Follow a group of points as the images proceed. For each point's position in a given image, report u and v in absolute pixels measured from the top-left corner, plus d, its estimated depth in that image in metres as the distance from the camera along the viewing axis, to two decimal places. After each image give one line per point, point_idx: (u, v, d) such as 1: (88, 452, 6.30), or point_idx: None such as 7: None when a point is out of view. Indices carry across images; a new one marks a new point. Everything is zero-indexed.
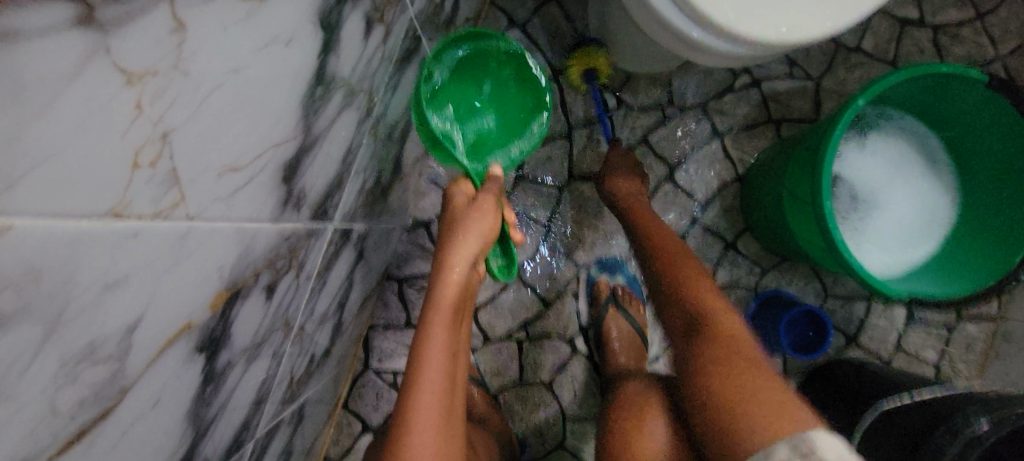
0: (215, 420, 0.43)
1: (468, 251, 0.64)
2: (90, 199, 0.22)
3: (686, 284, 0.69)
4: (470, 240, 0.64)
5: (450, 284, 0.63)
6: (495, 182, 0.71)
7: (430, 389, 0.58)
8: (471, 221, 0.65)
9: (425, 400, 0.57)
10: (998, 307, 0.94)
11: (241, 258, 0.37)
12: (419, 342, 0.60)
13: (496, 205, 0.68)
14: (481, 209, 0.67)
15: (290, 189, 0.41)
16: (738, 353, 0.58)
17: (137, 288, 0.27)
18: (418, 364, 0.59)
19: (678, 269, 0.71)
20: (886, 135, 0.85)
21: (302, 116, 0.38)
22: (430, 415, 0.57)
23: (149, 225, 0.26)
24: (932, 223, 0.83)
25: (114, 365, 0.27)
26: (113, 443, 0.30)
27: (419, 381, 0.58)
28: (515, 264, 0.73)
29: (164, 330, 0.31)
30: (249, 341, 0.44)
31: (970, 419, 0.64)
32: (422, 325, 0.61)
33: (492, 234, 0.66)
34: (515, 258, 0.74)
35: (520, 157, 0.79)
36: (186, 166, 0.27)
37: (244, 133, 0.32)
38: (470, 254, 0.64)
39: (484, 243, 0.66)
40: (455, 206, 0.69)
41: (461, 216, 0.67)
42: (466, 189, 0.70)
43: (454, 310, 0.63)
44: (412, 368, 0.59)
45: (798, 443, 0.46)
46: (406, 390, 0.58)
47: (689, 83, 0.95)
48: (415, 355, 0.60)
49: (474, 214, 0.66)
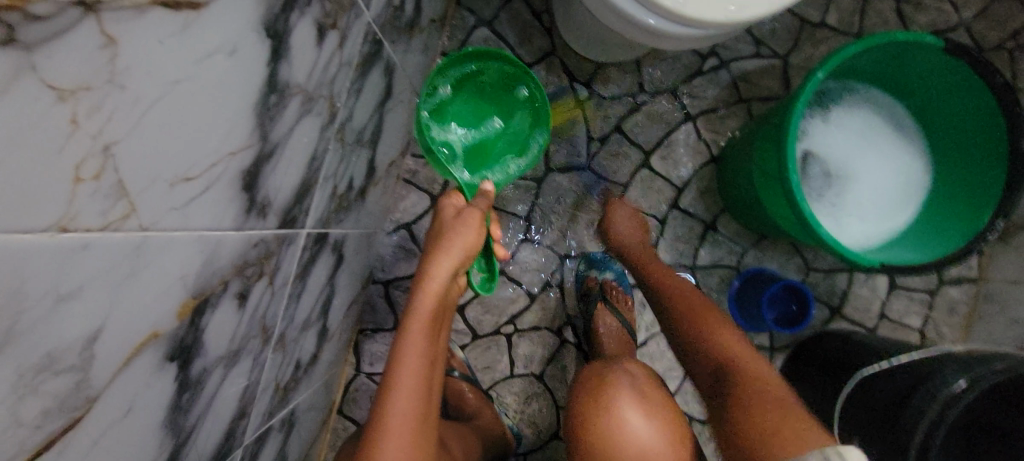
0: (197, 427, 0.44)
1: (448, 264, 0.64)
2: (32, 211, 0.23)
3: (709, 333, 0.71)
4: (454, 255, 0.65)
5: (428, 295, 0.64)
6: (484, 198, 0.71)
7: (405, 396, 0.60)
8: (455, 235, 0.66)
9: (398, 404, 0.59)
10: (978, 269, 0.95)
11: (207, 267, 0.38)
12: (396, 350, 0.62)
13: (481, 220, 0.67)
14: (465, 224, 0.67)
15: (252, 197, 0.42)
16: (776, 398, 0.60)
17: (94, 300, 0.28)
18: (394, 370, 0.61)
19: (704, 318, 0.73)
20: (852, 108, 0.86)
21: (257, 124, 0.39)
22: (404, 423, 0.59)
23: (99, 236, 0.27)
24: (905, 192, 0.84)
25: (78, 375, 0.28)
26: (86, 452, 0.31)
27: (394, 386, 0.60)
28: (495, 279, 0.73)
29: (128, 339, 0.32)
30: (224, 348, 0.45)
31: (948, 379, 0.65)
32: (399, 334, 0.62)
33: (475, 248, 0.66)
34: (497, 272, 0.74)
35: (518, 172, 0.81)
36: (133, 177, 0.28)
37: (194, 144, 0.32)
38: (450, 268, 0.64)
39: (467, 256, 0.66)
40: (444, 217, 0.70)
41: (447, 229, 0.67)
42: (456, 202, 0.71)
43: (432, 320, 0.64)
44: (389, 375, 0.60)
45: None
46: (381, 394, 0.60)
47: (658, 68, 0.96)
48: (392, 363, 0.61)
49: (459, 229, 0.66)
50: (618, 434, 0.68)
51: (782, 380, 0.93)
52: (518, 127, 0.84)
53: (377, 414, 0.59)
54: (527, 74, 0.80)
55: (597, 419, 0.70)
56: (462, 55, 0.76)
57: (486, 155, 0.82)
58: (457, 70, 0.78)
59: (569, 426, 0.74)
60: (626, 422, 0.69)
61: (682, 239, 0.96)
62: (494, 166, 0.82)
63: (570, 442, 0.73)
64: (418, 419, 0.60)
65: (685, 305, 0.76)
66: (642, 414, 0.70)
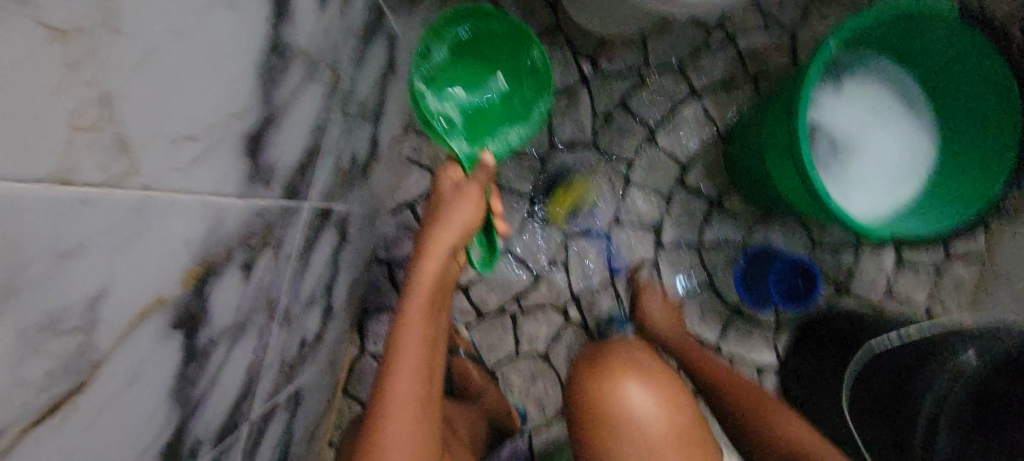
0: (203, 400, 0.43)
1: (449, 242, 0.65)
2: (27, 159, 0.22)
3: (768, 423, 0.73)
4: (453, 230, 0.65)
5: (427, 272, 0.64)
6: (484, 171, 0.70)
7: (408, 374, 0.58)
8: (455, 209, 0.66)
9: (400, 381, 0.58)
10: (985, 244, 0.94)
11: (211, 233, 0.37)
12: (397, 325, 0.61)
13: (481, 195, 0.68)
14: (465, 198, 0.67)
15: (255, 163, 0.41)
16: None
17: (97, 259, 0.27)
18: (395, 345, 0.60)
19: (758, 409, 0.75)
20: (858, 79, 0.84)
21: (259, 87, 0.38)
22: (406, 402, 0.58)
23: (100, 192, 0.26)
24: (910, 166, 0.83)
25: (82, 337, 0.27)
26: (92, 419, 0.30)
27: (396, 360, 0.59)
28: (496, 255, 0.74)
29: (132, 303, 0.31)
30: (230, 320, 0.44)
31: (957, 349, 0.67)
32: (399, 309, 0.62)
33: (476, 221, 0.67)
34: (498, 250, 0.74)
35: (520, 140, 0.81)
36: (133, 131, 0.27)
37: (196, 102, 0.31)
38: (449, 244, 0.65)
39: (466, 233, 0.67)
40: (442, 192, 0.70)
41: (446, 204, 0.67)
42: (454, 175, 0.71)
43: (432, 295, 0.64)
44: (391, 351, 0.60)
45: None
46: (383, 369, 0.59)
47: (663, 43, 0.95)
48: (393, 340, 0.60)
49: (459, 204, 0.66)
50: (616, 404, 0.68)
51: (789, 358, 0.93)
52: (519, 93, 0.83)
53: (378, 389, 0.58)
54: (532, 37, 0.77)
55: (595, 391, 0.70)
56: (460, 14, 0.74)
57: (485, 122, 0.81)
58: (454, 31, 0.75)
59: (567, 402, 0.74)
60: (626, 393, 0.68)
61: (687, 217, 0.96)
62: (494, 134, 0.81)
63: (568, 420, 0.73)
64: (421, 396, 0.59)
65: (731, 388, 0.79)
66: (642, 386, 0.69)
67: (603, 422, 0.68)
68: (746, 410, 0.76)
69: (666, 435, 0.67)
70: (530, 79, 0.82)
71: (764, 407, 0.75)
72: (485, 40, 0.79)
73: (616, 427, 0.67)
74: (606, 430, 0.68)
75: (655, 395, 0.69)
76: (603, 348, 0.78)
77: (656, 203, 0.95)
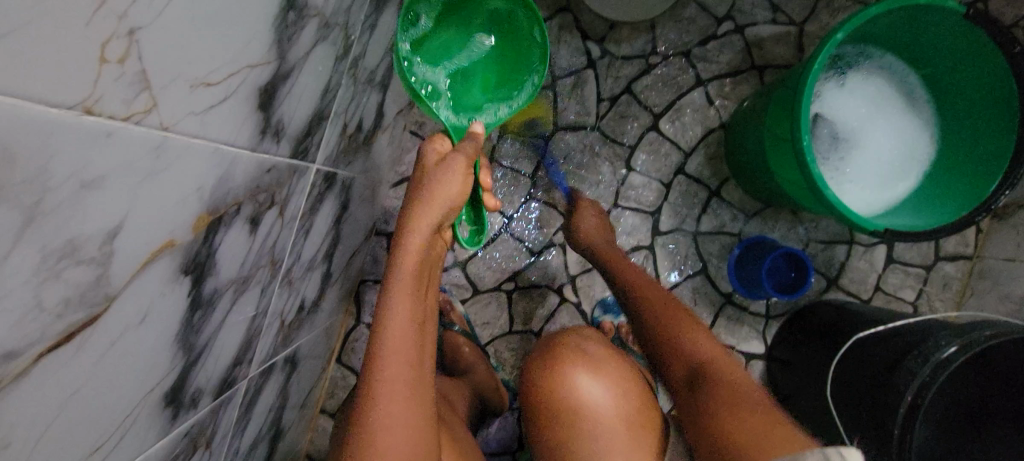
0: (207, 350, 0.44)
1: (430, 216, 0.62)
2: (57, 85, 0.22)
3: (686, 339, 0.67)
4: (437, 207, 0.62)
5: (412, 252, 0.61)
6: (472, 141, 0.67)
7: (397, 357, 0.56)
8: (439, 182, 0.62)
9: (395, 362, 0.56)
10: (974, 246, 0.96)
11: (223, 183, 0.38)
12: (382, 308, 0.58)
13: (468, 167, 0.64)
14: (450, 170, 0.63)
15: (267, 118, 0.41)
16: (741, 401, 0.57)
17: (116, 192, 0.27)
18: (382, 325, 0.57)
19: (676, 324, 0.69)
20: (865, 73, 0.85)
21: (274, 42, 0.39)
22: (397, 388, 0.55)
23: (123, 126, 0.26)
24: (907, 163, 0.84)
25: (98, 269, 0.28)
26: (103, 353, 0.31)
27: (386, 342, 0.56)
28: (485, 233, 0.71)
29: (146, 243, 0.31)
30: (235, 273, 0.45)
31: (941, 343, 0.66)
32: (384, 291, 0.59)
33: (461, 198, 0.63)
34: (486, 226, 0.72)
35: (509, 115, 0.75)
36: (155, 69, 0.28)
37: (214, 49, 0.32)
38: (433, 222, 0.61)
39: (450, 208, 0.63)
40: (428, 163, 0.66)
41: (428, 176, 0.63)
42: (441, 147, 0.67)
43: (417, 274, 0.61)
44: (377, 334, 0.57)
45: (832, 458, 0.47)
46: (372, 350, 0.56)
47: (671, 30, 0.95)
48: (378, 324, 0.57)
49: (444, 177, 0.62)
50: (570, 399, 0.67)
51: (777, 347, 0.94)
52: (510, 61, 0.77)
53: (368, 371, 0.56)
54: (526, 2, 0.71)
55: (555, 381, 0.69)
56: None
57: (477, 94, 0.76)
58: None
59: (524, 393, 0.73)
60: (577, 386, 0.68)
61: (686, 204, 0.97)
62: (482, 107, 0.74)
63: (524, 407, 0.73)
64: (415, 378, 0.57)
65: (650, 306, 0.72)
66: (594, 378, 0.69)
67: (564, 412, 0.67)
68: (665, 325, 0.69)
69: (618, 428, 0.66)
70: (523, 47, 0.76)
71: (686, 325, 0.69)
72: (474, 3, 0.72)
73: (574, 427, 0.66)
74: (563, 421, 0.67)
75: (605, 385, 0.68)
76: (555, 338, 0.76)
77: (655, 189, 0.96)
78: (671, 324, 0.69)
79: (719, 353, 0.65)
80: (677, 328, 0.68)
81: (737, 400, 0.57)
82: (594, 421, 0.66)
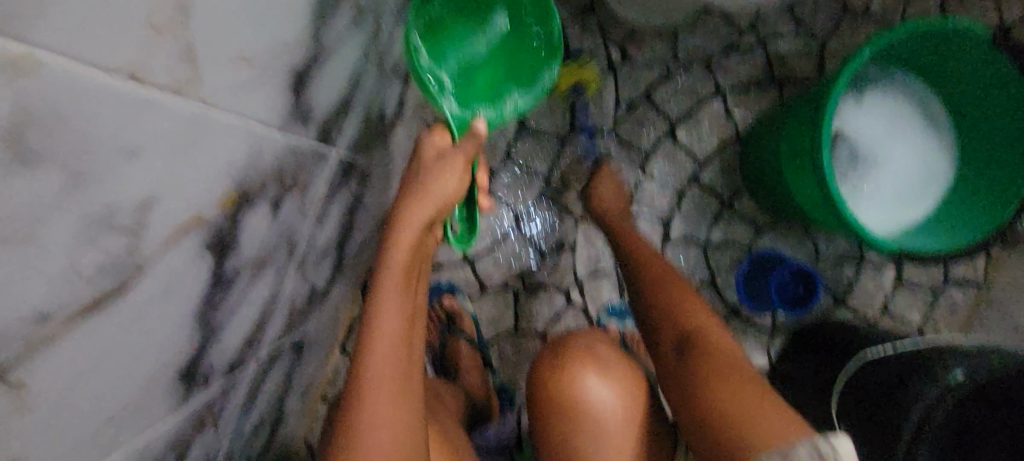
0: (222, 328, 0.44)
1: (425, 212, 0.58)
2: (106, 50, 0.22)
3: (683, 310, 0.70)
4: (431, 203, 0.58)
5: (403, 247, 0.57)
6: (472, 140, 0.61)
7: (384, 362, 0.53)
8: (433, 179, 0.59)
9: (383, 376, 0.52)
10: (984, 273, 0.96)
11: (251, 161, 0.38)
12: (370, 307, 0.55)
13: (466, 168, 0.60)
14: (447, 167, 0.59)
15: (298, 100, 0.41)
16: (734, 375, 0.61)
17: (152, 163, 0.27)
18: (370, 335, 0.53)
19: (676, 297, 0.72)
20: (885, 93, 0.85)
21: (310, 25, 0.39)
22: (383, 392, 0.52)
23: (165, 96, 0.26)
24: (923, 185, 0.84)
25: (130, 238, 0.28)
26: (127, 323, 0.31)
27: (373, 357, 0.52)
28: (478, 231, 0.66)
29: (176, 217, 0.31)
30: (255, 253, 0.45)
31: (949, 367, 0.66)
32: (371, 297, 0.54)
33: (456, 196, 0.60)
34: (480, 227, 0.66)
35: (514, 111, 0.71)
36: (200, 41, 0.28)
37: (255, 26, 0.32)
38: (426, 218, 0.58)
39: (444, 206, 0.60)
40: (424, 157, 0.61)
41: (425, 172, 0.60)
42: (438, 141, 0.62)
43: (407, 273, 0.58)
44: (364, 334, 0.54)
45: (819, 445, 0.49)
46: (356, 362, 0.53)
47: (693, 39, 0.95)
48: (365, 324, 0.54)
49: (439, 172, 0.59)
50: (578, 401, 0.67)
51: (782, 361, 0.94)
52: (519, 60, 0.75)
53: (354, 387, 0.52)
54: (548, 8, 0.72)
55: (563, 384, 0.68)
56: None
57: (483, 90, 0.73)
58: None
59: (528, 386, 0.73)
60: (585, 388, 0.67)
61: (698, 213, 0.97)
62: (469, 105, 0.70)
63: (529, 401, 0.73)
64: (402, 387, 0.53)
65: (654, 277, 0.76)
66: (603, 382, 0.68)
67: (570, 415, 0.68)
68: (660, 294, 0.73)
69: (623, 431, 0.67)
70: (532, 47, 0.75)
71: (687, 300, 0.72)
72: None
73: (579, 429, 0.67)
74: (568, 422, 0.68)
75: (615, 389, 0.68)
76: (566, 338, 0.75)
77: (668, 197, 0.96)
78: (674, 297, 0.72)
79: (714, 325, 0.68)
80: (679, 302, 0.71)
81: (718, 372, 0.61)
82: (599, 424, 0.66)
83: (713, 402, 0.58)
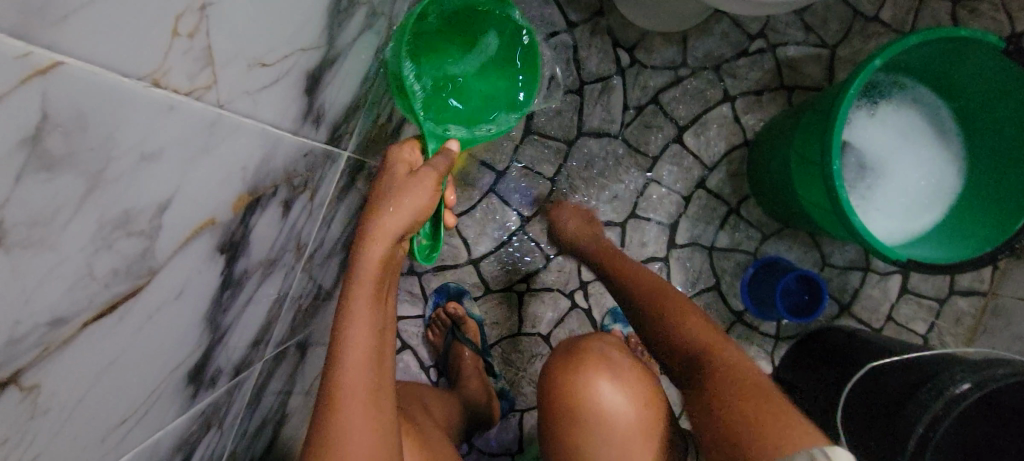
0: (230, 329, 0.44)
1: (394, 224, 0.51)
2: (130, 56, 0.22)
3: (674, 321, 0.65)
4: (399, 216, 0.51)
5: (371, 263, 0.51)
6: (445, 159, 0.56)
7: (355, 388, 0.48)
8: (403, 193, 0.52)
9: (353, 410, 0.48)
10: (990, 283, 0.96)
11: (264, 164, 0.38)
12: (340, 326, 0.50)
13: (438, 182, 0.54)
14: (415, 182, 0.53)
15: (311, 102, 0.41)
16: (734, 384, 0.54)
17: (169, 167, 0.27)
18: (338, 366, 0.49)
19: (666, 306, 0.67)
20: (898, 104, 0.85)
21: (325, 28, 0.39)
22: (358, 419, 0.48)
23: (186, 100, 0.26)
24: (932, 196, 0.84)
25: (145, 242, 0.28)
26: (140, 326, 0.30)
27: (342, 392, 0.48)
28: (440, 248, 0.59)
29: (190, 220, 0.31)
30: (264, 255, 0.45)
31: (955, 378, 0.65)
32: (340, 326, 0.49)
33: (429, 212, 0.53)
34: (442, 243, 0.60)
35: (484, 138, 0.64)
36: (219, 46, 0.28)
37: (271, 30, 0.32)
38: (395, 231, 0.51)
39: (415, 221, 0.53)
40: (396, 170, 0.55)
41: (395, 186, 0.53)
42: (409, 156, 0.57)
43: (379, 290, 0.51)
44: (332, 355, 0.49)
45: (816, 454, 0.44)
46: (326, 391, 0.49)
47: (703, 43, 0.95)
48: (334, 345, 0.49)
49: (410, 187, 0.52)
50: (589, 405, 0.67)
51: (785, 368, 0.94)
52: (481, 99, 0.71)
53: (325, 423, 0.48)
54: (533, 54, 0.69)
55: (572, 389, 0.68)
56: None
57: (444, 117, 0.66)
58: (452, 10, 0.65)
59: (539, 396, 0.74)
60: (597, 393, 0.67)
61: (705, 219, 0.96)
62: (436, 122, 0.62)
63: (538, 409, 0.74)
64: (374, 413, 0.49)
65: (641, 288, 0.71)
66: (615, 385, 0.68)
67: (578, 418, 0.67)
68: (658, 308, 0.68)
69: (636, 434, 0.66)
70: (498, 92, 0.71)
71: (678, 307, 0.67)
72: (472, 29, 0.68)
73: (589, 433, 0.67)
74: (576, 428, 0.68)
75: (628, 392, 0.67)
76: (579, 342, 0.75)
77: (674, 202, 0.96)
78: (660, 307, 0.67)
79: (710, 332, 0.62)
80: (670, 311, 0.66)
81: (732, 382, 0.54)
82: (611, 427, 0.66)
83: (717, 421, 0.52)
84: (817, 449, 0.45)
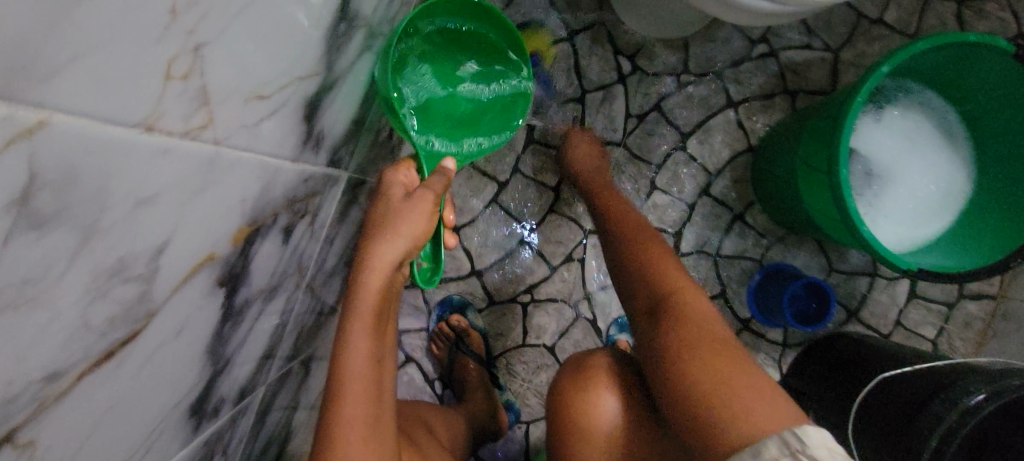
0: (232, 359, 0.43)
1: (392, 254, 0.51)
2: (122, 106, 0.21)
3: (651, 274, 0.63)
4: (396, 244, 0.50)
5: (369, 294, 0.50)
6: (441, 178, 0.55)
7: (355, 421, 0.48)
8: (402, 221, 0.52)
9: (351, 445, 0.47)
10: (999, 286, 0.95)
11: (263, 195, 0.37)
12: (337, 358, 0.49)
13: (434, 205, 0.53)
14: (410, 209, 0.52)
15: (310, 128, 0.41)
16: (697, 340, 0.53)
17: (164, 210, 0.26)
18: (340, 396, 0.48)
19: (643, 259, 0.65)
20: (906, 108, 0.84)
21: (324, 53, 0.38)
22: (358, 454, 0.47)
23: (181, 142, 0.26)
24: (940, 201, 0.83)
25: (143, 286, 0.27)
26: (139, 368, 0.30)
27: (343, 428, 0.47)
28: (440, 270, 0.58)
29: (187, 259, 0.30)
30: (265, 282, 0.44)
31: (969, 389, 0.65)
32: (340, 359, 0.49)
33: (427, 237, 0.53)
34: (443, 264, 0.59)
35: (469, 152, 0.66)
36: (213, 85, 0.27)
37: (267, 62, 0.31)
38: (392, 260, 0.50)
39: (413, 247, 0.52)
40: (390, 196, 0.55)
41: (392, 212, 0.53)
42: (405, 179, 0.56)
43: (377, 320, 0.51)
44: (331, 389, 0.49)
45: (788, 440, 0.43)
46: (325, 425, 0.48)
47: (705, 49, 0.94)
48: (333, 377, 0.49)
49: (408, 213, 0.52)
50: (598, 420, 0.67)
51: (793, 376, 0.93)
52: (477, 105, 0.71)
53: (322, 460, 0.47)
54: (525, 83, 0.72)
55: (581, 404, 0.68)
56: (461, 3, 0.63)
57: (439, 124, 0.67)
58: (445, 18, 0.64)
59: (548, 408, 0.73)
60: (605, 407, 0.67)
61: (709, 226, 0.95)
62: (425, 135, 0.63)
63: (546, 422, 0.73)
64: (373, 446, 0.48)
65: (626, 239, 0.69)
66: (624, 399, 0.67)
67: (587, 433, 0.67)
68: (634, 260, 0.66)
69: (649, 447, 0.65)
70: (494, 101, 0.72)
71: (656, 256, 0.65)
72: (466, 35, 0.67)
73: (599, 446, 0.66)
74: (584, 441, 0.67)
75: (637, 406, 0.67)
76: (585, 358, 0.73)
77: (679, 209, 0.95)
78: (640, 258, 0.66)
79: (683, 280, 0.61)
80: (650, 264, 0.64)
81: (693, 342, 0.53)
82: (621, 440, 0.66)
83: (688, 385, 0.51)
84: (786, 432, 0.44)
